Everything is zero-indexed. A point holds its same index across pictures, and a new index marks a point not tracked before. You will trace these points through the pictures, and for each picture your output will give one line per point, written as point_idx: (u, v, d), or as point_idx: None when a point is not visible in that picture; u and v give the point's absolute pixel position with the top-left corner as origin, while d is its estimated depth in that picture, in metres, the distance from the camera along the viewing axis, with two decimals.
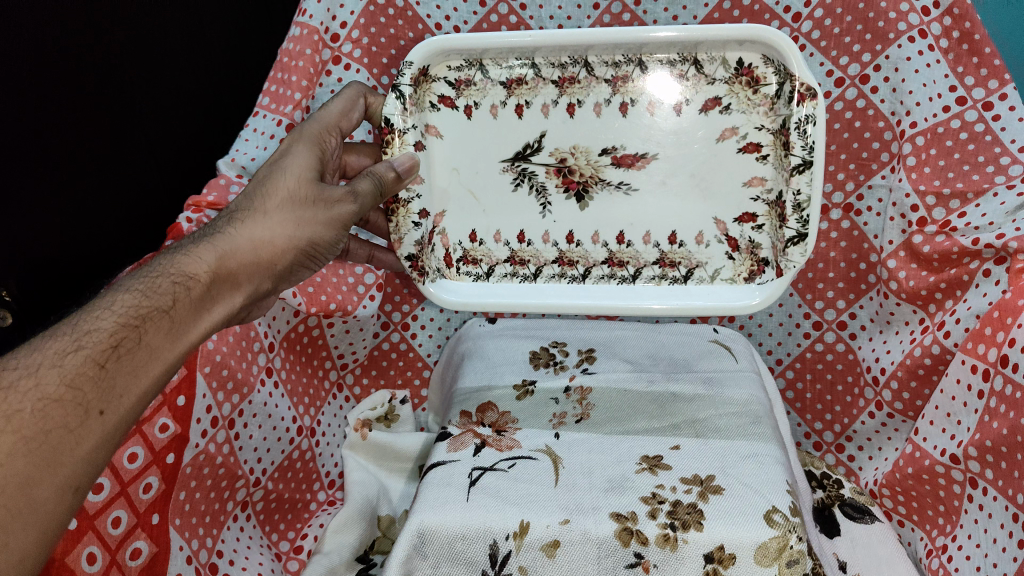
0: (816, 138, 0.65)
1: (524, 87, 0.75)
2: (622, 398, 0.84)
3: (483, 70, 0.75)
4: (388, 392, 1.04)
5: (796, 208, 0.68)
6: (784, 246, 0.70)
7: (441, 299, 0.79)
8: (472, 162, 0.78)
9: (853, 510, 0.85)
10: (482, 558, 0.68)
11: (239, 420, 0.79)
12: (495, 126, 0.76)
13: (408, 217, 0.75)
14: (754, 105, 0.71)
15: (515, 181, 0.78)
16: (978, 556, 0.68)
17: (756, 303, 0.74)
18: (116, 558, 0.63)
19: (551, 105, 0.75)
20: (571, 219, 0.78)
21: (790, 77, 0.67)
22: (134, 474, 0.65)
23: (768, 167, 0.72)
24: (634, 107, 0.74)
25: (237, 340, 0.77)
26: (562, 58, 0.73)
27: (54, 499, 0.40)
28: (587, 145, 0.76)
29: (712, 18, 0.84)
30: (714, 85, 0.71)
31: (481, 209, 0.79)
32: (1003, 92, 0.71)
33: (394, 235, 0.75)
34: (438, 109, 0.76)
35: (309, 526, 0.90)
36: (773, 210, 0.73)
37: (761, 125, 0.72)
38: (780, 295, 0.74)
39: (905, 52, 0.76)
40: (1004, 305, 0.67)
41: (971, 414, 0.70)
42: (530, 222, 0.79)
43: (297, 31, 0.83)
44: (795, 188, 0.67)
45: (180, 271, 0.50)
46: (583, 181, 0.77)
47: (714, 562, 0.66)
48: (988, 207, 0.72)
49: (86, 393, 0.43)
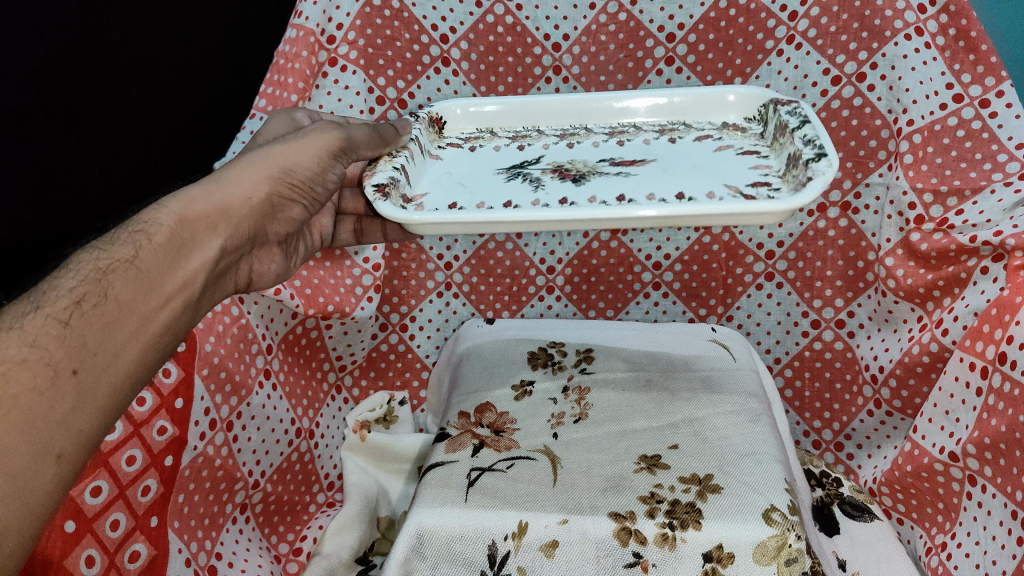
0: (807, 110, 0.70)
1: (529, 137, 0.84)
2: (621, 398, 0.84)
3: (493, 132, 0.86)
4: (386, 394, 1.04)
5: (811, 143, 0.64)
6: (806, 168, 0.62)
7: (401, 214, 0.62)
8: (463, 170, 0.77)
9: (851, 508, 0.85)
10: (481, 558, 0.68)
11: (237, 423, 0.79)
12: (495, 154, 0.81)
13: (387, 161, 0.70)
14: (742, 136, 0.78)
15: (508, 175, 0.74)
16: (978, 554, 0.67)
17: (806, 198, 0.58)
18: (114, 560, 0.61)
19: (552, 143, 0.82)
20: (568, 190, 0.69)
21: (768, 110, 0.77)
22: (132, 478, 0.64)
23: (772, 159, 0.72)
24: (631, 142, 0.80)
25: (235, 343, 0.77)
26: (565, 125, 0.85)
27: (38, 468, 0.36)
28: (584, 159, 0.77)
29: (708, 18, 0.86)
30: (706, 131, 0.81)
31: (466, 189, 0.72)
32: (999, 90, 0.70)
33: (367, 171, 0.69)
34: (444, 148, 0.83)
35: (309, 528, 0.89)
36: (788, 175, 0.66)
37: (754, 143, 0.76)
38: (810, 200, 0.59)
39: (901, 50, 0.76)
40: (1001, 302, 0.67)
41: (969, 411, 0.70)
42: (519, 194, 0.69)
43: (292, 33, 0.82)
44: (802, 133, 0.67)
45: (139, 226, 0.48)
46: (579, 172, 0.73)
47: (713, 561, 0.66)
48: (985, 204, 0.71)
49: (52, 351, 0.39)
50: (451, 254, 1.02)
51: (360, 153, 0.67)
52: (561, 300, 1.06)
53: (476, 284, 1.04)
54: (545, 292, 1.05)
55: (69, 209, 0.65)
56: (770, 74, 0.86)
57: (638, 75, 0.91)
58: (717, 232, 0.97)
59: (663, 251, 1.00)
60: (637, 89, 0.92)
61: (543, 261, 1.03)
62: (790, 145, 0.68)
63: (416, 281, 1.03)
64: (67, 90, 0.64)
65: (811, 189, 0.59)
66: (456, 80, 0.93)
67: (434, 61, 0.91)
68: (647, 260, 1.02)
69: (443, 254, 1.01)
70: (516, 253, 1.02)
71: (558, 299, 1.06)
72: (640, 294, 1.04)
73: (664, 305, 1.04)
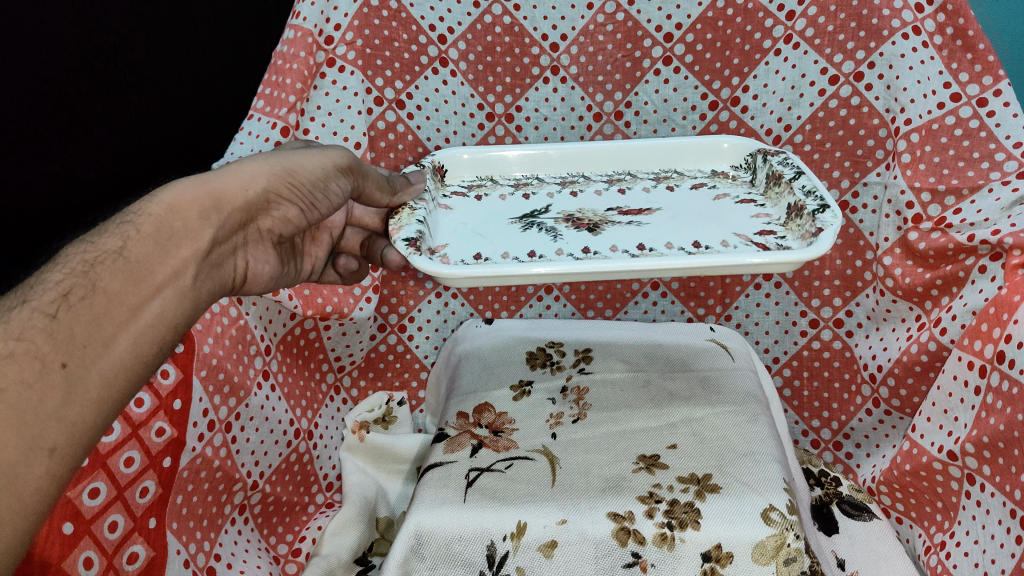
0: (798, 162, 0.77)
1: (532, 186, 0.87)
2: (621, 399, 0.84)
3: (494, 180, 0.88)
4: (384, 394, 1.05)
5: (812, 193, 0.70)
6: (813, 217, 0.68)
7: (442, 269, 0.63)
8: (477, 218, 0.79)
9: (850, 507, 0.86)
10: (480, 558, 0.68)
11: (236, 423, 0.79)
12: (502, 203, 0.83)
13: (410, 215, 0.72)
14: (736, 185, 0.84)
15: (523, 225, 0.77)
16: (977, 553, 0.67)
17: (819, 249, 0.62)
18: (112, 562, 0.61)
19: (556, 192, 0.85)
20: (586, 241, 0.73)
21: (758, 160, 0.83)
22: (131, 479, 0.64)
23: (770, 207, 0.77)
24: (631, 190, 0.84)
25: (234, 344, 0.77)
26: (564, 173, 0.88)
27: (28, 461, 0.36)
28: (592, 208, 0.80)
29: (706, 17, 0.86)
30: (698, 179, 0.85)
31: (487, 239, 0.75)
32: (997, 88, 0.70)
33: (393, 225, 0.70)
34: (451, 198, 0.84)
35: (308, 528, 0.89)
36: (793, 222, 0.72)
37: (748, 190, 0.82)
38: (820, 253, 0.62)
39: (899, 49, 0.76)
40: (999, 301, 0.67)
41: (968, 410, 0.70)
42: (541, 243, 0.72)
43: (291, 33, 0.82)
44: (799, 184, 0.74)
45: (130, 218, 0.48)
46: (593, 221, 0.76)
47: (711, 561, 0.66)
48: (983, 203, 0.72)
49: (39, 345, 0.39)
50: None
51: (370, 191, 0.70)
52: (559, 300, 1.06)
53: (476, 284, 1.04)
54: (544, 292, 1.05)
55: (65, 207, 0.66)
56: (768, 73, 0.86)
57: (636, 75, 0.91)
58: None
59: None
60: (636, 89, 0.92)
61: None
62: (789, 195, 0.75)
63: (414, 281, 1.02)
64: (67, 87, 0.64)
65: (822, 242, 0.63)
66: (454, 81, 0.93)
67: (433, 62, 0.91)
68: None
69: None
70: None
71: (557, 299, 1.06)
72: (640, 293, 1.04)
73: (663, 304, 1.04)
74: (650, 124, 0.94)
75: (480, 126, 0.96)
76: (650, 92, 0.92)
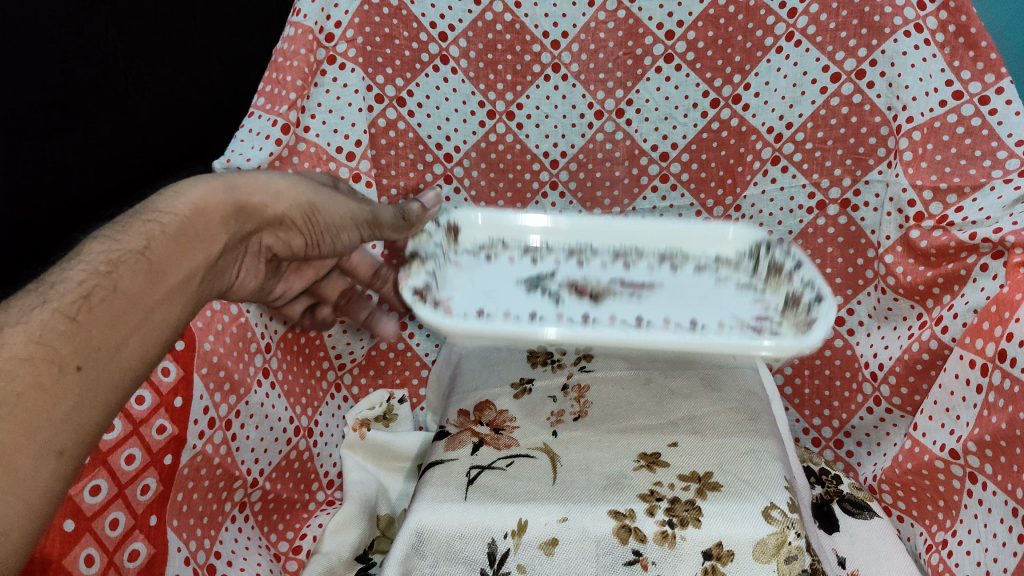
0: (812, 275, 0.76)
1: (542, 241, 0.89)
2: (622, 401, 0.83)
3: (508, 228, 0.90)
4: (385, 392, 1.04)
5: (813, 300, 0.74)
6: (807, 323, 0.72)
7: (446, 324, 0.70)
8: (487, 274, 0.82)
9: (851, 505, 0.85)
10: (481, 556, 0.67)
11: (237, 421, 0.79)
12: (514, 259, 0.85)
13: (422, 265, 0.77)
14: (739, 272, 0.82)
15: (529, 287, 0.79)
16: (979, 552, 0.67)
17: (813, 339, 0.67)
18: (113, 560, 0.61)
19: (566, 247, 0.87)
20: (586, 310, 0.75)
21: (767, 251, 0.81)
22: (131, 477, 0.64)
23: (771, 297, 0.78)
24: (635, 245, 0.84)
25: (234, 341, 0.77)
26: (575, 240, 0.86)
27: (39, 463, 0.37)
28: (597, 270, 0.82)
29: (708, 15, 0.86)
30: (702, 263, 0.83)
31: (492, 298, 0.78)
32: (999, 86, 0.70)
33: (404, 273, 0.76)
34: (463, 247, 0.87)
35: (309, 526, 0.89)
36: (791, 309, 0.75)
37: (749, 277, 0.81)
38: (815, 344, 0.67)
39: (901, 46, 0.76)
40: (1001, 300, 0.67)
41: (969, 408, 0.70)
42: (541, 305, 0.76)
43: (292, 30, 0.82)
44: (798, 276, 0.77)
45: (156, 217, 0.50)
46: (596, 288, 0.79)
47: (712, 559, 0.65)
48: (984, 201, 0.72)
49: (58, 347, 0.40)
50: None
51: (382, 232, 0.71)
52: None
53: None
54: None
55: (72, 205, 0.67)
56: (769, 71, 0.86)
57: (637, 72, 0.91)
58: None
59: None
60: (637, 87, 0.92)
61: None
62: (788, 288, 0.78)
63: None
64: (70, 88, 0.64)
65: (817, 333, 0.68)
66: (455, 78, 0.93)
67: (433, 59, 0.91)
68: None
69: None
70: None
71: None
72: None
73: None
74: (651, 122, 0.94)
75: (481, 124, 0.96)
76: (651, 89, 0.92)
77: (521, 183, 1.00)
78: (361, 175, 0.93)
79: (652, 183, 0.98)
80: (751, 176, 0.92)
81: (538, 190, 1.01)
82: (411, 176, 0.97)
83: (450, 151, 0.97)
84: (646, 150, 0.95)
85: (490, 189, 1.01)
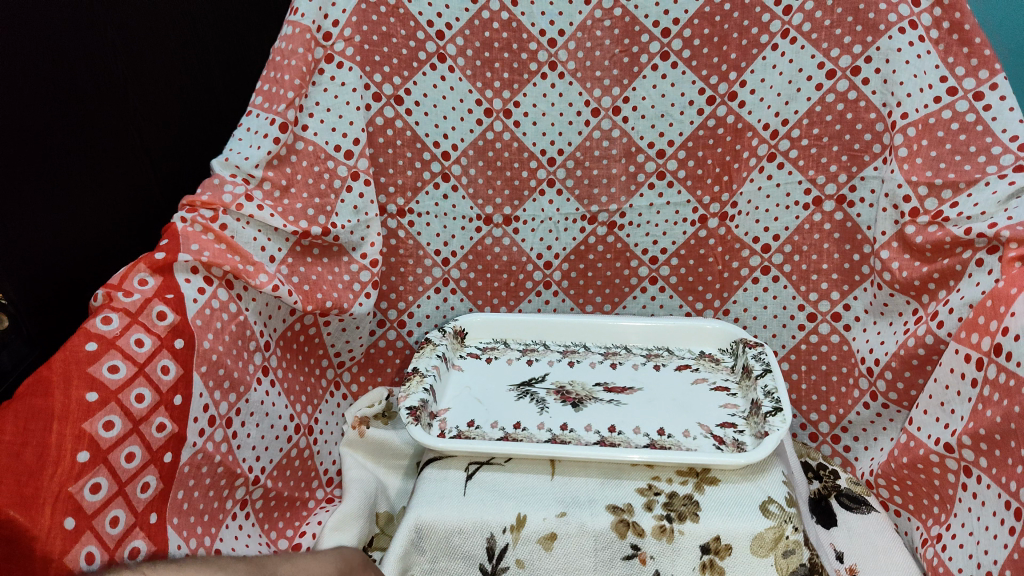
0: (779, 388, 0.78)
1: (535, 351, 0.97)
2: (620, 416, 0.81)
3: (506, 343, 1.00)
4: (384, 390, 1.05)
5: (767, 395, 0.78)
6: (764, 417, 0.75)
7: (432, 440, 0.74)
8: (483, 391, 0.88)
9: (848, 500, 0.86)
10: (480, 551, 0.69)
11: (236, 419, 0.76)
12: (510, 369, 0.94)
13: (419, 382, 0.84)
14: (717, 369, 0.91)
15: (519, 395, 0.87)
16: (971, 545, 0.68)
17: (758, 454, 0.69)
18: (115, 558, 0.56)
19: (556, 360, 0.95)
20: (568, 416, 0.81)
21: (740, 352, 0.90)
22: (132, 475, 0.60)
23: (739, 398, 0.84)
24: (622, 364, 0.93)
25: (234, 339, 0.76)
26: (567, 341, 0.99)
27: None
28: (582, 379, 0.90)
29: (704, 13, 0.87)
30: (685, 360, 0.93)
31: (483, 407, 0.84)
32: (993, 82, 0.74)
33: (401, 392, 0.82)
34: (463, 357, 0.97)
35: (308, 524, 0.87)
36: (751, 420, 0.78)
37: (725, 376, 0.89)
38: (764, 454, 0.69)
39: (896, 43, 0.78)
40: (996, 294, 0.67)
41: (965, 403, 0.71)
42: (527, 416, 0.82)
43: (290, 30, 0.84)
44: (764, 382, 0.80)
45: None
46: (579, 396, 0.85)
47: (711, 552, 0.66)
48: (979, 197, 0.74)
49: None
50: (450, 250, 1.02)
51: None
52: (558, 295, 1.05)
53: (474, 280, 1.04)
54: (543, 288, 1.05)
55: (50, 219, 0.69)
56: (765, 68, 0.87)
57: (634, 70, 0.92)
58: (714, 226, 0.96)
59: (660, 244, 1.00)
60: (633, 85, 0.92)
61: (540, 255, 1.03)
62: (754, 390, 0.81)
63: (414, 277, 1.03)
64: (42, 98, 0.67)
65: (761, 449, 0.70)
66: (452, 77, 0.93)
67: (430, 57, 0.92)
68: (644, 255, 1.01)
69: (441, 251, 1.02)
70: (513, 248, 1.02)
71: (556, 294, 1.06)
72: (637, 288, 1.03)
73: (661, 299, 1.03)
74: (648, 120, 0.94)
75: (479, 122, 0.96)
76: (647, 87, 0.92)
77: (518, 181, 0.99)
78: (360, 173, 0.91)
79: (648, 180, 0.97)
80: (747, 173, 0.92)
81: (535, 187, 0.99)
82: (409, 174, 0.97)
83: (447, 150, 0.97)
84: (643, 147, 0.95)
85: (488, 187, 0.99)
